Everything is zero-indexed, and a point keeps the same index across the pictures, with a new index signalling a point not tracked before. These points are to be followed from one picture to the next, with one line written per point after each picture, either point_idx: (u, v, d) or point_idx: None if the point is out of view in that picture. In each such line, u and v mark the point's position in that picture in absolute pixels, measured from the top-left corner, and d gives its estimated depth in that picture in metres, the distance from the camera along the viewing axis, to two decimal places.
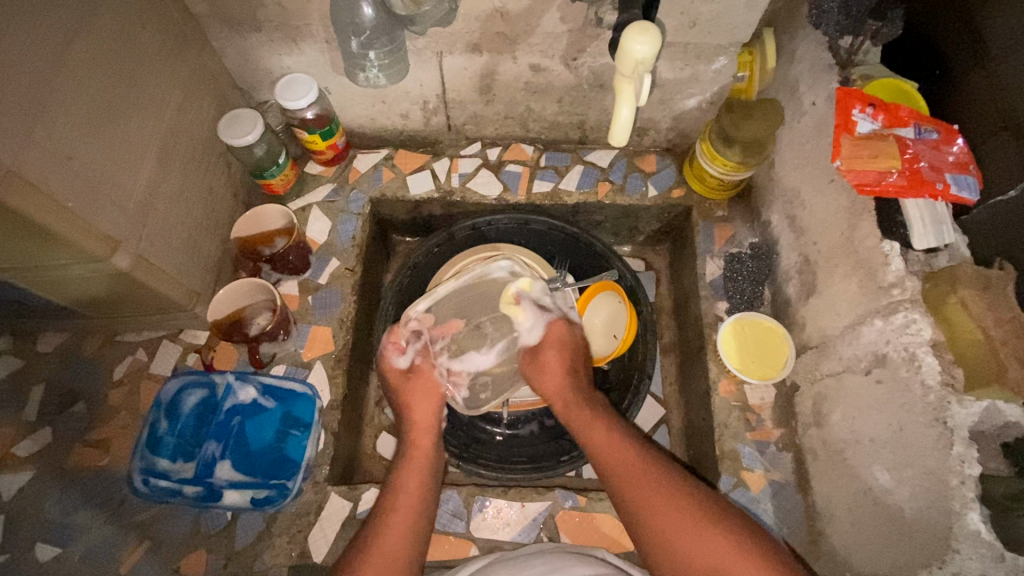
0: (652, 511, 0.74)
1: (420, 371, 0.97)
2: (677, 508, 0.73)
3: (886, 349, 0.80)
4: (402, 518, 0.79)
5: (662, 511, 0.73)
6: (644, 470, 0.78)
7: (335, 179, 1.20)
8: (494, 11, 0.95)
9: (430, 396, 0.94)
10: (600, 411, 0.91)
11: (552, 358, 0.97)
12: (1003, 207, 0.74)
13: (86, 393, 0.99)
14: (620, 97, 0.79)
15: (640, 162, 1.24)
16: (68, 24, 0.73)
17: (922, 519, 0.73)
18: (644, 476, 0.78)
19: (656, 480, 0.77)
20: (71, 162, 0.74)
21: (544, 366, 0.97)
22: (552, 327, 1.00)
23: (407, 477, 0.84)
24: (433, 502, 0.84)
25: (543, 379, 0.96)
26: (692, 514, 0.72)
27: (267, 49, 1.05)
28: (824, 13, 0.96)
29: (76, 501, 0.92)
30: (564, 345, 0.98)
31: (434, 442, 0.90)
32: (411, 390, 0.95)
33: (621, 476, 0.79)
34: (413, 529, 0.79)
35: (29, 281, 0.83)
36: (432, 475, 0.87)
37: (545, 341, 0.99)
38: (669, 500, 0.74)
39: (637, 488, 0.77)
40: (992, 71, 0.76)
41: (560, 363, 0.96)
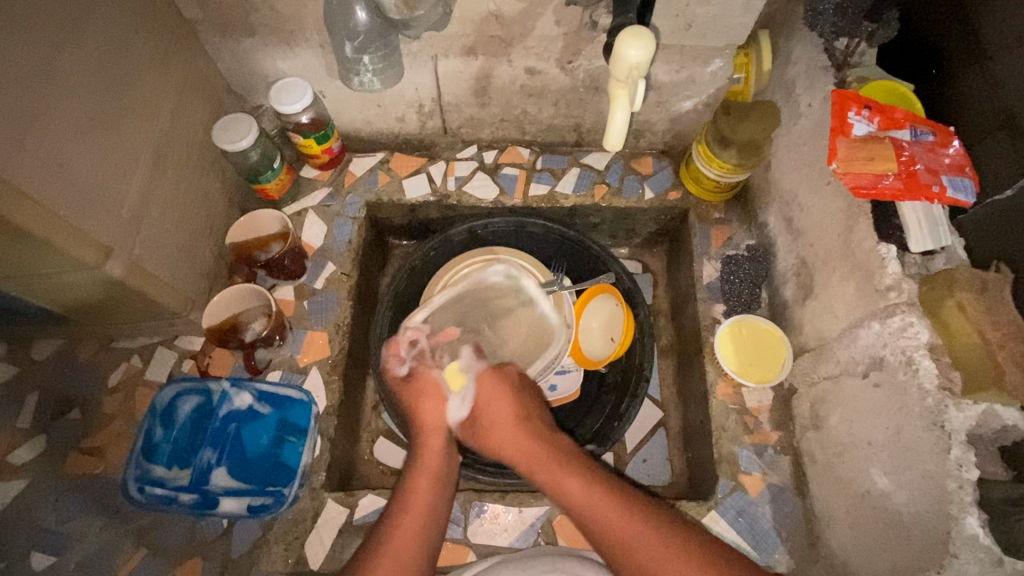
0: (640, 555, 0.69)
1: (421, 374, 0.94)
2: (670, 556, 0.68)
3: (883, 352, 0.80)
4: (411, 528, 0.77)
5: (655, 561, 0.68)
6: (625, 518, 0.72)
7: (330, 183, 1.19)
8: (489, 15, 0.95)
9: (439, 397, 0.91)
10: (557, 450, 0.83)
11: (496, 411, 0.88)
12: (999, 206, 0.74)
13: (80, 400, 0.99)
14: (615, 101, 0.78)
15: (637, 164, 1.23)
16: (59, 32, 0.72)
17: (920, 523, 0.73)
18: (625, 524, 0.71)
19: (643, 529, 0.70)
20: (63, 171, 0.73)
21: (491, 422, 0.88)
22: (480, 375, 0.93)
23: (420, 484, 0.82)
24: (444, 509, 0.82)
25: (497, 439, 0.86)
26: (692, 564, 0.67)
27: (261, 53, 1.04)
28: (819, 14, 0.95)
29: (70, 509, 0.91)
30: (498, 395, 0.90)
31: (445, 447, 0.88)
32: (414, 394, 0.92)
33: (601, 529, 0.72)
34: (422, 541, 0.77)
35: (21, 289, 0.83)
36: (444, 479, 0.85)
37: (479, 398, 0.90)
38: (664, 548, 0.68)
39: (622, 541, 0.70)
40: (989, 73, 0.76)
41: (501, 408, 0.88)
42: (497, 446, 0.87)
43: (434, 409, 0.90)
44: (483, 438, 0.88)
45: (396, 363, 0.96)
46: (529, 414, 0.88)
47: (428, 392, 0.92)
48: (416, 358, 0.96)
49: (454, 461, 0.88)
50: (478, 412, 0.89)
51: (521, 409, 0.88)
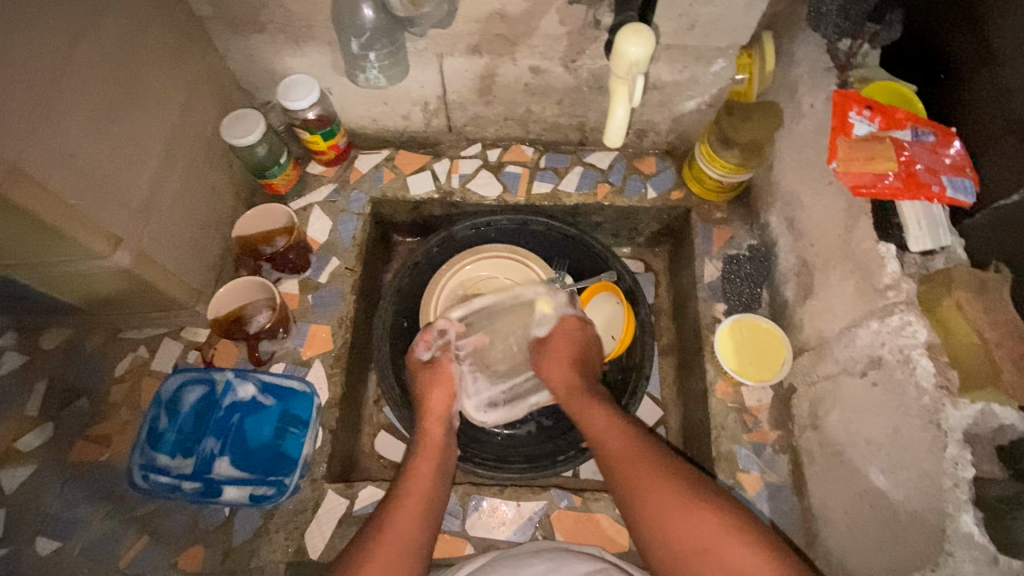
0: (643, 487, 0.75)
1: (438, 363, 0.99)
2: (672, 490, 0.73)
3: (882, 351, 0.80)
4: (413, 509, 0.79)
5: (655, 493, 0.74)
6: (643, 454, 0.79)
7: (336, 180, 1.21)
8: (494, 13, 0.96)
9: (447, 385, 0.96)
10: (597, 392, 0.94)
11: (563, 346, 1.01)
12: (1006, 212, 0.73)
13: (88, 389, 1.01)
14: (616, 97, 0.80)
15: (640, 163, 1.24)
16: (72, 26, 0.74)
17: (916, 521, 0.73)
18: (642, 459, 0.79)
19: (652, 465, 0.77)
20: (74, 160, 0.75)
21: (550, 356, 1.01)
22: (565, 316, 1.07)
23: (421, 467, 0.85)
24: (443, 493, 0.85)
25: (549, 368, 1.00)
26: (688, 499, 0.71)
27: (270, 50, 1.06)
28: (822, 15, 0.95)
29: (77, 495, 0.94)
30: (577, 337, 1.02)
31: (444, 436, 0.92)
32: (425, 380, 0.97)
33: (620, 458, 0.80)
34: (423, 521, 0.79)
35: (33, 278, 0.85)
36: (444, 465, 0.87)
37: (556, 332, 1.04)
38: (668, 479, 0.75)
39: (634, 469, 0.78)
40: (994, 78, 0.75)
41: (567, 348, 1.01)
42: (548, 375, 1.00)
43: (440, 398, 0.95)
44: (541, 361, 1.01)
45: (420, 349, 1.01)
46: (585, 359, 1.00)
47: (440, 380, 0.97)
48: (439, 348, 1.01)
49: (452, 450, 0.91)
50: (545, 359, 1.01)
51: (577, 354, 1.00)
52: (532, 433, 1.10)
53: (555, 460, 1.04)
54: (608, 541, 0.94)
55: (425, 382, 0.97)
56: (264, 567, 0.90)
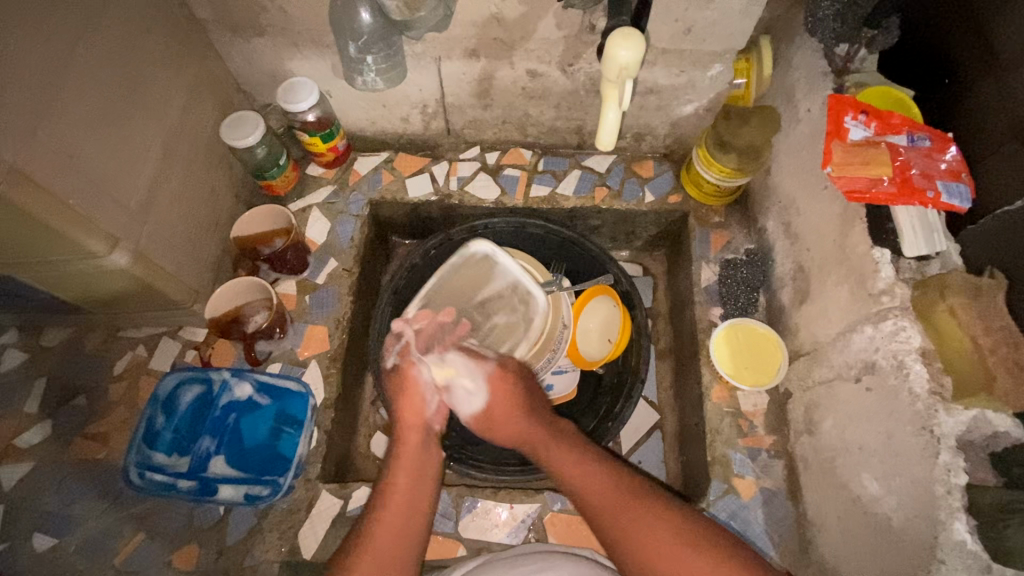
0: (634, 538, 0.72)
1: (402, 371, 0.90)
2: (664, 538, 0.70)
3: (875, 356, 0.79)
4: (394, 524, 0.77)
5: (643, 540, 0.71)
6: (627, 497, 0.75)
7: (335, 181, 1.22)
8: (491, 18, 0.97)
9: (416, 393, 0.88)
10: (562, 434, 0.86)
11: (502, 399, 0.89)
12: (1008, 219, 0.73)
13: (87, 387, 1.02)
14: (608, 100, 0.80)
15: (638, 167, 1.24)
16: (73, 29, 0.75)
17: (908, 529, 0.72)
18: (617, 503, 0.75)
19: (637, 511, 0.73)
20: (74, 161, 0.76)
21: (492, 419, 0.89)
22: (490, 376, 0.91)
23: (398, 479, 0.81)
24: (426, 503, 0.81)
25: (502, 424, 0.89)
26: (684, 553, 0.69)
27: (270, 53, 1.07)
28: (819, 21, 0.94)
29: (74, 493, 0.95)
30: (516, 385, 0.91)
31: (421, 441, 0.86)
32: (397, 387, 0.90)
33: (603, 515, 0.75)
34: (405, 537, 0.77)
35: (34, 277, 0.86)
36: (422, 473, 0.83)
37: (489, 395, 0.90)
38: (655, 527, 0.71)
39: (618, 522, 0.73)
40: (1002, 82, 0.74)
41: (510, 405, 0.89)
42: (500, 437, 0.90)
43: (414, 400, 0.88)
44: (492, 425, 0.90)
45: (386, 356, 0.94)
46: (534, 404, 0.90)
47: (409, 390, 0.89)
48: (399, 352, 0.92)
49: (431, 454, 0.86)
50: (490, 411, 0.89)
51: (525, 402, 0.89)
52: None
53: None
54: (602, 543, 0.94)
55: (395, 389, 0.90)
56: (257, 566, 0.90)
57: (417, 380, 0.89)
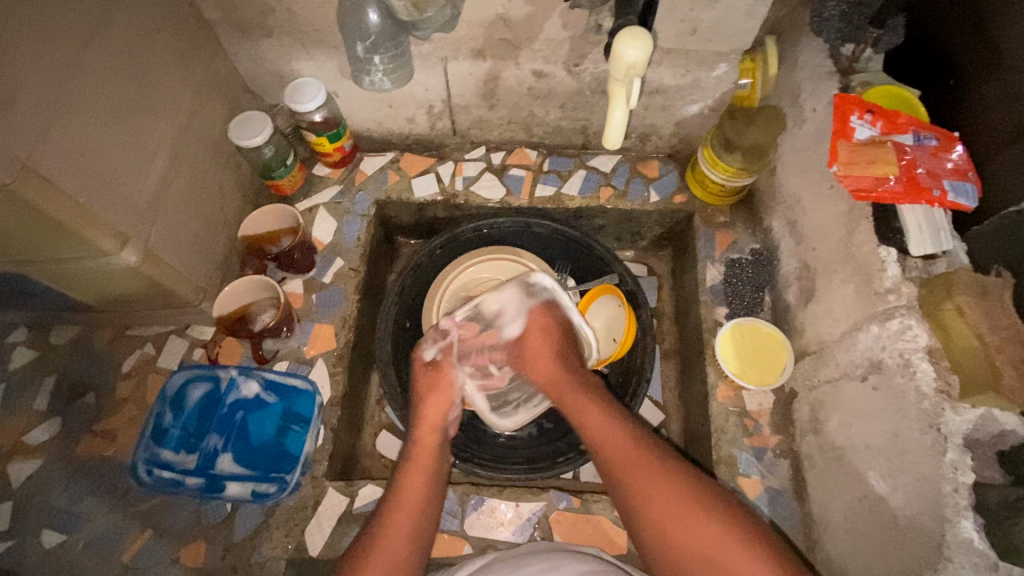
0: (643, 490, 0.74)
1: (441, 368, 0.99)
2: (667, 490, 0.73)
3: (882, 355, 0.79)
4: (406, 525, 0.78)
5: (653, 492, 0.73)
6: (637, 449, 0.78)
7: (341, 181, 1.22)
8: (497, 18, 0.97)
9: (440, 394, 0.96)
10: (589, 387, 0.91)
11: (538, 341, 0.99)
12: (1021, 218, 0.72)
13: (96, 384, 1.02)
14: (614, 99, 0.80)
15: (643, 167, 1.24)
16: (85, 29, 0.76)
17: (915, 527, 0.72)
18: (628, 456, 0.78)
19: (646, 465, 0.76)
20: (85, 160, 0.76)
21: (533, 352, 0.99)
22: (532, 310, 1.03)
23: (412, 479, 0.84)
24: (437, 507, 0.84)
25: (533, 366, 0.99)
26: (687, 506, 0.71)
27: (278, 54, 1.08)
28: (824, 21, 0.97)
29: (83, 490, 0.95)
30: (545, 330, 1.00)
31: (438, 445, 0.90)
32: (425, 385, 0.97)
33: (615, 463, 0.79)
34: (414, 540, 0.78)
35: (44, 275, 0.87)
36: (437, 477, 0.86)
37: (527, 328, 1.01)
38: (665, 481, 0.74)
39: (630, 475, 0.76)
40: (1004, 80, 0.74)
41: (544, 346, 0.99)
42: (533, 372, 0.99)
43: (441, 401, 0.95)
44: (524, 364, 1.01)
45: (426, 348, 1.02)
46: (568, 351, 0.99)
47: (435, 387, 0.97)
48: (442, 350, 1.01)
49: (445, 459, 0.90)
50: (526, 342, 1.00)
51: (558, 348, 0.98)
52: (533, 436, 1.10)
53: (555, 461, 1.04)
54: (607, 542, 0.94)
55: (426, 386, 0.97)
56: (265, 563, 0.91)
57: (450, 381, 0.98)
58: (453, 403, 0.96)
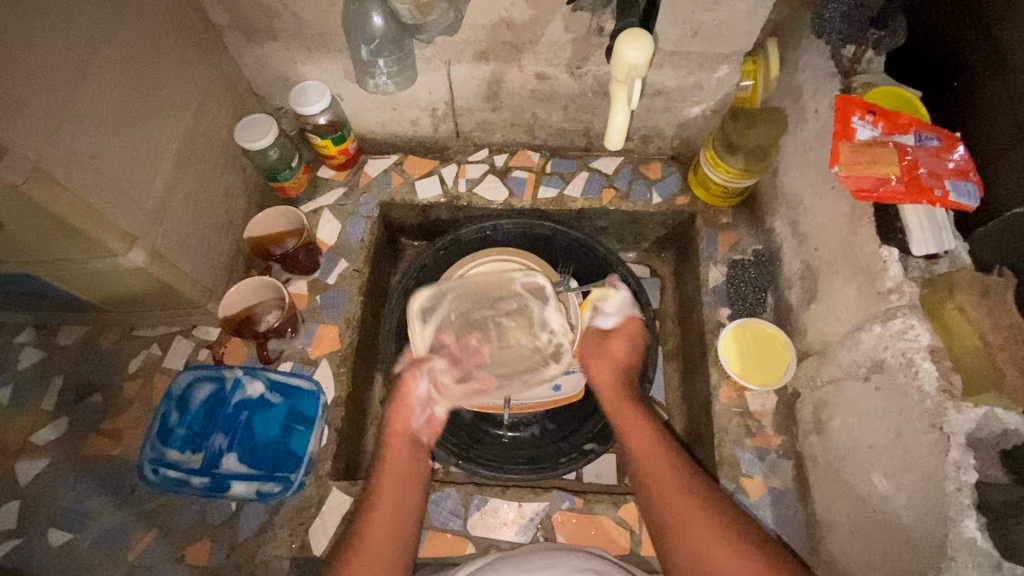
0: (683, 516, 0.75)
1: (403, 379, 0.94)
2: (707, 517, 0.74)
3: (884, 354, 0.79)
4: (381, 527, 0.78)
5: (692, 516, 0.75)
6: (682, 476, 0.80)
7: (345, 183, 1.23)
8: (500, 21, 0.98)
9: (405, 404, 0.91)
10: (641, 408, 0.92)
11: (619, 347, 0.99)
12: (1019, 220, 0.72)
13: (102, 384, 1.03)
14: (615, 100, 0.80)
15: (645, 169, 1.25)
16: (94, 33, 0.77)
17: (919, 527, 0.72)
18: (669, 479, 0.79)
19: (689, 491, 0.78)
20: (93, 161, 0.77)
21: (608, 355, 0.99)
22: (632, 318, 1.02)
23: (383, 484, 0.82)
24: (413, 505, 0.82)
25: (598, 369, 0.98)
26: (723, 539, 0.72)
27: (283, 57, 1.09)
28: (825, 21, 0.93)
29: (89, 488, 0.96)
30: (633, 340, 1.00)
31: (407, 449, 0.87)
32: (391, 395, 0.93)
33: (655, 483, 0.80)
34: (391, 541, 0.77)
35: (53, 275, 0.88)
36: (412, 479, 0.84)
37: (617, 332, 1.01)
38: (703, 509, 0.75)
39: (671, 499, 0.77)
40: (1010, 81, 0.74)
41: (621, 355, 0.99)
42: (595, 374, 0.98)
43: (404, 407, 0.91)
44: (593, 366, 0.98)
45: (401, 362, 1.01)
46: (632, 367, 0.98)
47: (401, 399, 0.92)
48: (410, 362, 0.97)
49: (420, 462, 0.87)
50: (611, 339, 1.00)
51: (627, 363, 0.98)
52: (536, 436, 1.10)
53: (557, 461, 1.04)
54: (610, 542, 0.94)
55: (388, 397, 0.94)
56: (269, 562, 0.91)
57: (410, 392, 0.92)
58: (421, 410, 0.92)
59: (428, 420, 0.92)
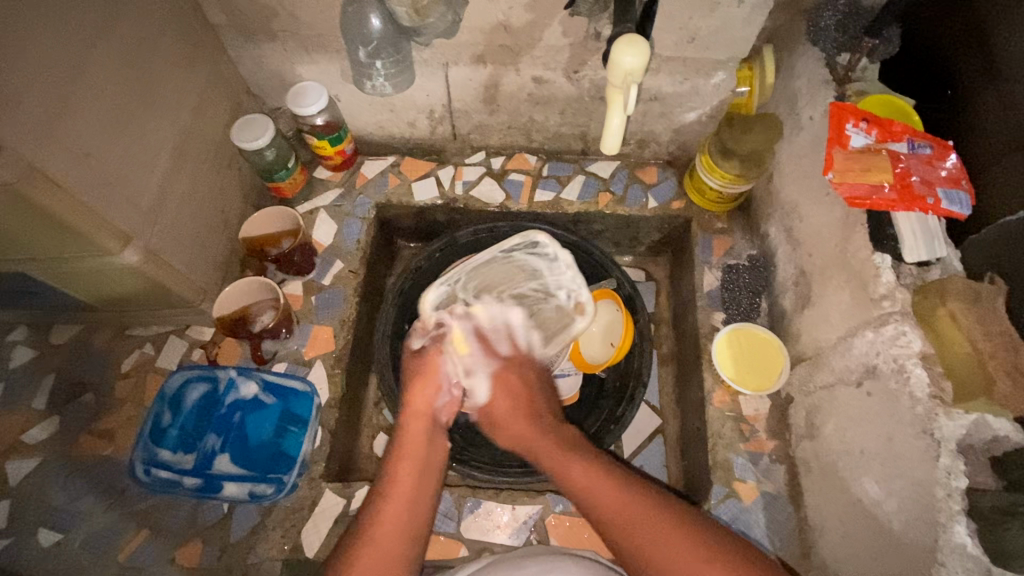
0: (651, 549, 0.66)
1: (430, 354, 0.90)
2: (671, 544, 0.65)
3: (877, 360, 0.80)
4: (392, 527, 0.73)
5: (662, 552, 0.65)
6: (632, 503, 0.70)
7: (342, 184, 1.23)
8: (498, 24, 0.99)
9: (429, 379, 0.87)
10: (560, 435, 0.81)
11: (519, 369, 0.91)
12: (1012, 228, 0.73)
13: (94, 384, 1.03)
14: (612, 106, 0.81)
15: (641, 173, 1.25)
16: (91, 32, 0.77)
17: (909, 532, 0.72)
18: (628, 512, 0.69)
19: (649, 517, 0.68)
20: (89, 160, 0.77)
21: (506, 382, 0.89)
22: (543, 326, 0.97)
23: (399, 471, 0.78)
24: (427, 495, 0.78)
25: (502, 391, 0.88)
26: (699, 557, 0.64)
27: (281, 58, 1.09)
28: (821, 30, 0.97)
29: (80, 488, 0.96)
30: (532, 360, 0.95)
31: (426, 433, 0.83)
32: (412, 373, 0.89)
33: (614, 515, 0.70)
34: (403, 535, 0.73)
35: (46, 274, 0.87)
36: (425, 465, 0.80)
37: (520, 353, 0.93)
38: (667, 536, 0.66)
39: (635, 530, 0.68)
40: (1004, 90, 0.75)
41: (518, 386, 0.89)
42: (500, 400, 0.88)
43: (429, 388, 0.87)
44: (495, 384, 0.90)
45: (414, 337, 0.95)
46: (541, 389, 0.91)
47: (423, 374, 0.88)
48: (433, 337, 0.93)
49: (437, 445, 0.83)
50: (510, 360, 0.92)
51: (533, 389, 0.89)
52: None
53: None
54: (603, 545, 0.94)
55: (412, 371, 0.89)
56: (261, 564, 0.91)
57: (441, 366, 0.88)
58: (442, 390, 0.88)
59: (448, 401, 0.89)
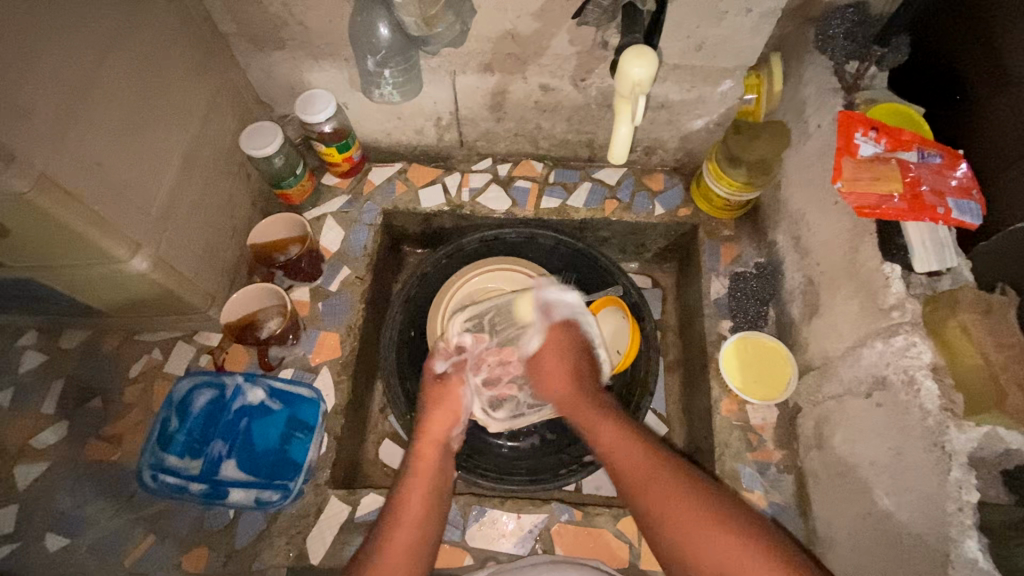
0: (672, 517, 0.71)
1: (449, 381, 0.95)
2: (687, 508, 0.71)
3: (886, 371, 0.79)
4: (404, 540, 0.77)
5: (681, 521, 0.71)
6: (651, 471, 0.77)
7: (349, 191, 1.24)
8: (505, 33, 0.99)
9: (447, 408, 0.92)
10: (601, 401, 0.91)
11: (552, 358, 0.96)
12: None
13: (102, 389, 1.04)
14: (619, 115, 0.80)
15: (648, 180, 1.25)
16: (103, 42, 0.78)
17: (918, 546, 0.71)
18: (654, 482, 0.75)
19: (667, 480, 0.75)
20: (99, 168, 0.78)
21: (547, 371, 0.96)
22: (547, 332, 0.99)
23: (413, 492, 0.82)
24: (438, 516, 0.82)
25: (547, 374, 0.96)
26: (700, 513, 0.70)
27: (289, 66, 1.10)
28: (830, 39, 0.97)
29: (87, 493, 0.96)
30: (565, 350, 0.97)
31: (439, 457, 0.88)
32: (432, 398, 0.93)
33: (632, 482, 0.77)
34: (414, 553, 0.77)
35: (57, 281, 0.88)
36: (438, 489, 0.84)
37: (544, 345, 0.98)
38: (684, 497, 0.72)
39: (652, 495, 0.75)
40: (1015, 97, 0.74)
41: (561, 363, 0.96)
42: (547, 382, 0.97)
43: (449, 408, 0.92)
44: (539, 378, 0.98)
45: (437, 360, 0.98)
46: (581, 369, 0.95)
47: (440, 400, 0.93)
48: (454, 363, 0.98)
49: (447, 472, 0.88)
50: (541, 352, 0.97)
51: (574, 364, 0.95)
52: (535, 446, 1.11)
53: (556, 473, 1.05)
54: (610, 554, 0.94)
55: (433, 397, 0.94)
56: (266, 570, 0.91)
57: (459, 395, 0.94)
58: (459, 418, 0.93)
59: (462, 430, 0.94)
